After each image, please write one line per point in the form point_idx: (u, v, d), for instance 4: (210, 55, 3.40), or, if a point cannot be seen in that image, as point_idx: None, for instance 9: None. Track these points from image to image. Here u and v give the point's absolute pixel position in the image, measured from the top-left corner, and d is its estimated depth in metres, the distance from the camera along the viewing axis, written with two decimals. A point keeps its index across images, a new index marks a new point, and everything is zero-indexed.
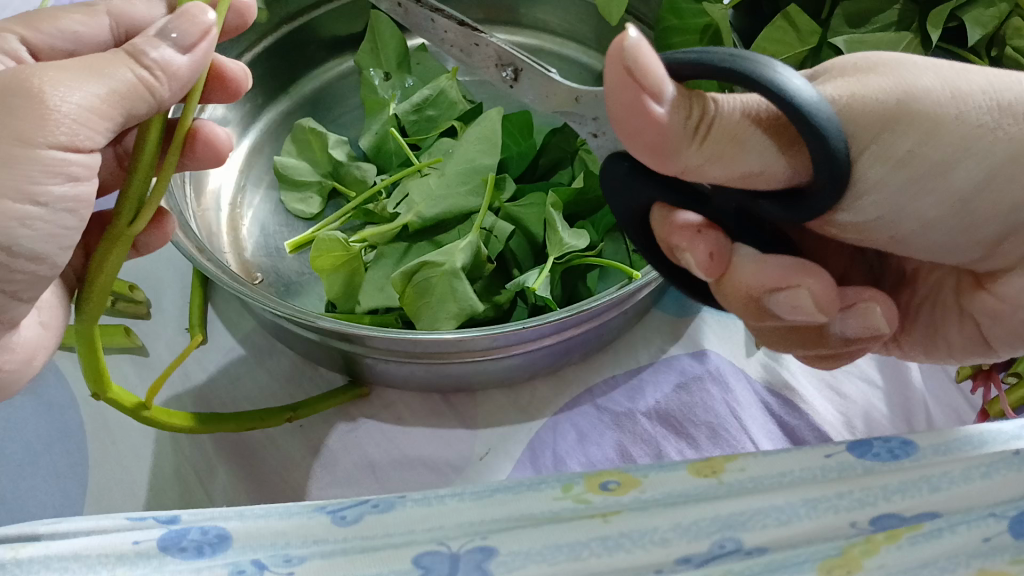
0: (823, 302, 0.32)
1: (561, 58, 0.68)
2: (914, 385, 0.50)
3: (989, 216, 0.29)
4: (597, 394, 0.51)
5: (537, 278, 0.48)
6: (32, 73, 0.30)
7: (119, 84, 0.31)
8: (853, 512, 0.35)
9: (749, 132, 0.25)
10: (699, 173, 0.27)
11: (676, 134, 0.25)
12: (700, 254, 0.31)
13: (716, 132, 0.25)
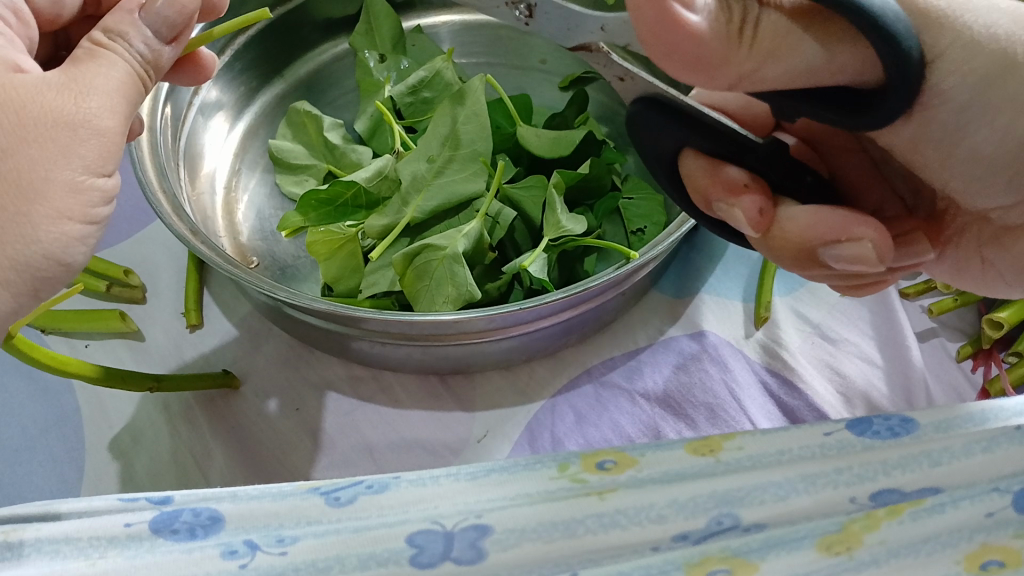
0: (819, 228, 0.34)
1: None
2: (914, 363, 0.49)
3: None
4: (596, 375, 0.51)
5: (531, 257, 0.48)
6: (77, 82, 0.32)
7: (125, 74, 0.33)
8: (853, 487, 0.35)
9: (792, 34, 0.27)
10: (755, 79, 0.29)
11: (718, 42, 0.27)
12: (697, 166, 0.35)
13: (761, 33, 0.27)
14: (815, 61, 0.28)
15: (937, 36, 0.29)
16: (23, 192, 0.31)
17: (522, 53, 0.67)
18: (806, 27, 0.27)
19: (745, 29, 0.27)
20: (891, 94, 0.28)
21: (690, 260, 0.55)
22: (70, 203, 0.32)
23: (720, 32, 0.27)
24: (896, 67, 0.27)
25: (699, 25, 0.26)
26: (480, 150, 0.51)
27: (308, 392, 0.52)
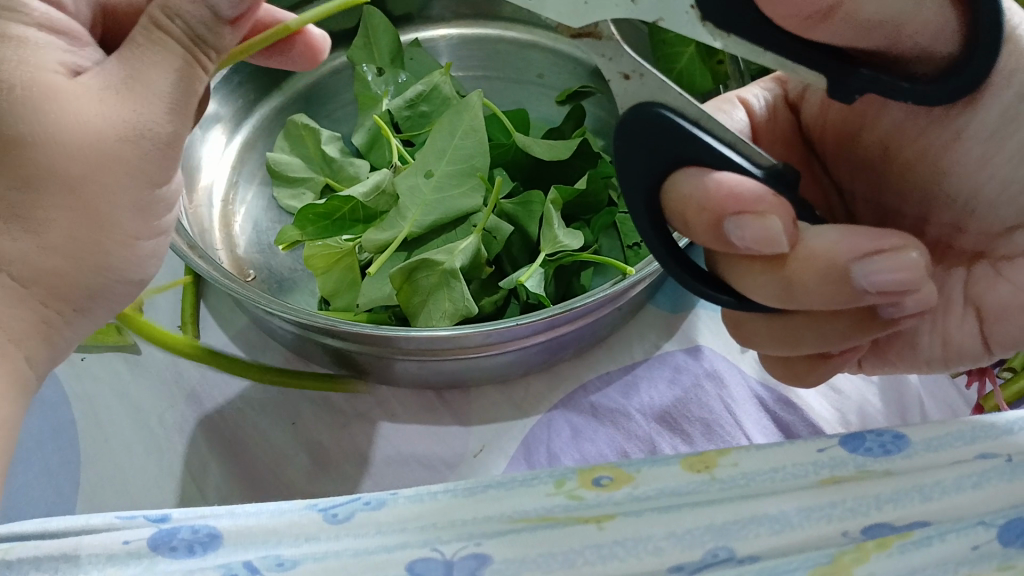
0: (852, 245, 0.30)
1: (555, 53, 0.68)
2: (909, 380, 0.50)
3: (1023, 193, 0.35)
4: (592, 390, 0.51)
5: (527, 271, 0.48)
6: (134, 87, 0.32)
7: (177, 65, 0.32)
8: (846, 520, 0.35)
9: None
10: (848, 15, 0.28)
11: None
12: (702, 183, 0.31)
13: None
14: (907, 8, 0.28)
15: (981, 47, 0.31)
16: (95, 220, 0.33)
17: (519, 66, 0.68)
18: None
19: None
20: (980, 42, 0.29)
21: None
22: (137, 223, 0.35)
23: None
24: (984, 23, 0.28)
25: None
26: (478, 165, 0.51)
27: (305, 405, 0.52)
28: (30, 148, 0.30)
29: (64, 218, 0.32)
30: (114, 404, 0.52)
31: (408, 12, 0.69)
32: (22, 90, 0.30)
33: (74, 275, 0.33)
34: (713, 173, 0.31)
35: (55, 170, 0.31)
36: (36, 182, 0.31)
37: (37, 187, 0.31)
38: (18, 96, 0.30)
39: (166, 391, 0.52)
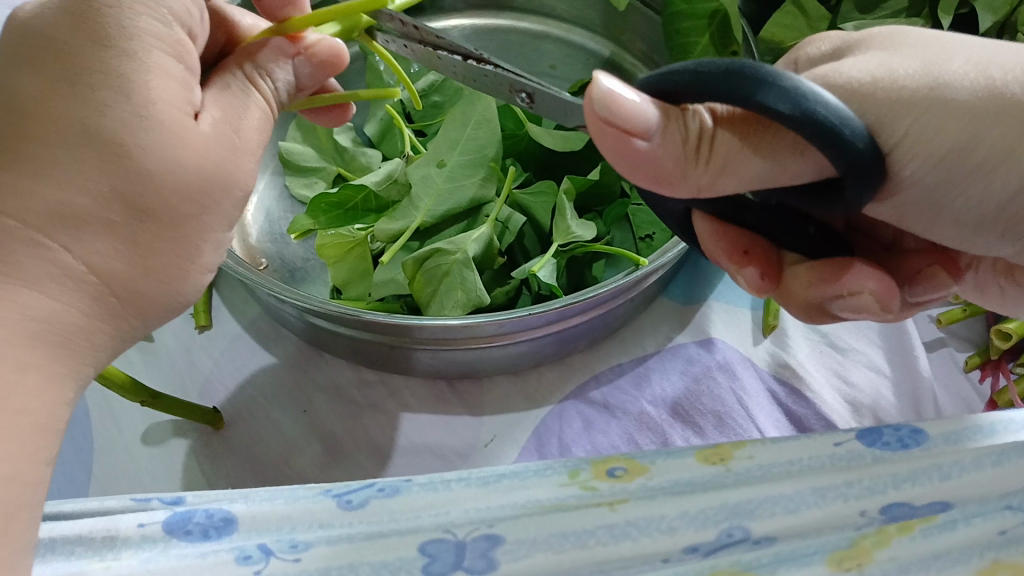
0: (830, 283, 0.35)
1: (568, 44, 0.69)
2: (921, 373, 0.49)
3: None
4: (603, 381, 0.51)
5: (539, 262, 0.48)
6: (233, 129, 0.31)
7: (261, 108, 0.33)
8: (863, 500, 0.35)
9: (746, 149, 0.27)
10: (714, 189, 0.29)
11: (673, 158, 0.28)
12: (707, 234, 0.36)
13: (715, 147, 0.27)
14: (766, 171, 0.28)
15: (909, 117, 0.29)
16: (179, 249, 0.31)
17: (532, 57, 0.68)
18: (755, 144, 0.27)
19: (700, 148, 0.27)
20: (853, 184, 0.27)
21: (699, 266, 0.55)
22: (210, 257, 0.33)
23: (676, 148, 0.27)
24: (855, 168, 0.26)
25: (658, 151, 0.27)
26: (489, 154, 0.51)
27: (316, 395, 0.52)
28: (141, 172, 0.28)
29: (156, 248, 0.30)
30: None
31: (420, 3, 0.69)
32: (139, 106, 0.28)
33: (156, 295, 0.31)
34: (715, 224, 0.36)
35: (164, 203, 0.29)
36: (147, 212, 0.29)
37: (146, 220, 0.29)
38: (134, 112, 0.28)
39: (180, 381, 0.53)
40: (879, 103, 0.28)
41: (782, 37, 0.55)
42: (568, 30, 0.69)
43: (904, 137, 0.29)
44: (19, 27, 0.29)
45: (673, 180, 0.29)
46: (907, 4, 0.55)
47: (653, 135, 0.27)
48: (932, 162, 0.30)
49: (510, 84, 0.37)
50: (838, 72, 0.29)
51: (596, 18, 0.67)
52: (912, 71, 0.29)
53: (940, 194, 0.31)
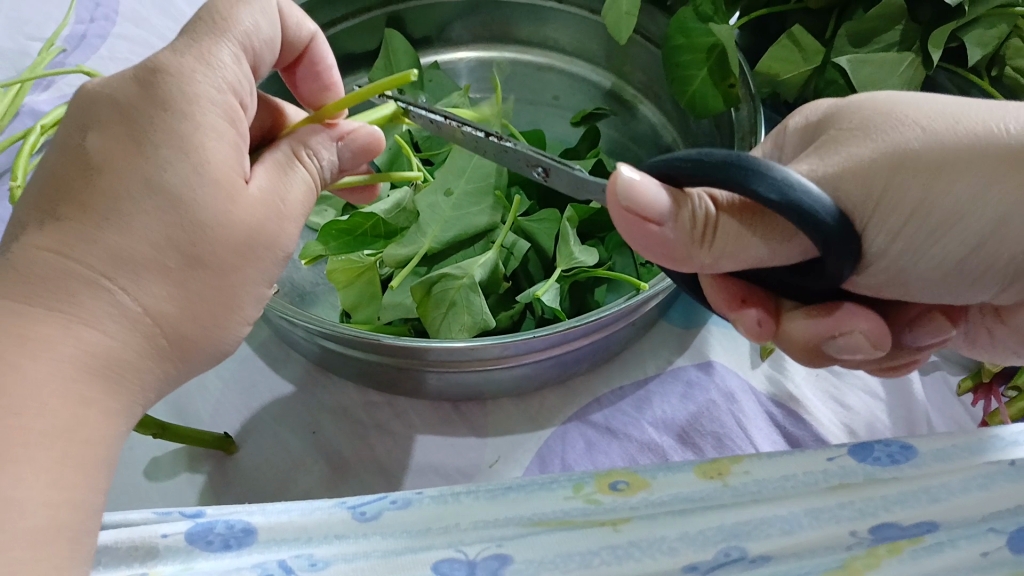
0: (827, 323, 0.36)
1: (570, 76, 0.71)
2: (916, 399, 0.50)
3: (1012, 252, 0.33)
4: (605, 404, 0.52)
5: (542, 286, 0.50)
6: (280, 197, 0.34)
7: (305, 183, 0.36)
8: (854, 521, 0.36)
9: (747, 234, 0.30)
10: (716, 268, 0.32)
11: (681, 240, 0.31)
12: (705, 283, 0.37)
13: (718, 232, 0.30)
14: (762, 255, 0.31)
15: (868, 190, 0.32)
16: (225, 301, 0.33)
17: (536, 88, 0.71)
18: (754, 229, 0.30)
19: (704, 233, 0.30)
20: (833, 255, 0.30)
21: None
22: (251, 307, 0.35)
23: (682, 233, 0.30)
24: (832, 246, 0.29)
25: (667, 233, 0.30)
26: (494, 183, 0.53)
27: (325, 416, 0.53)
28: (197, 224, 0.31)
29: (204, 297, 0.32)
30: None
31: (427, 36, 0.71)
32: (197, 163, 0.31)
33: (200, 339, 0.33)
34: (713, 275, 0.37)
35: (216, 256, 0.32)
36: (201, 261, 0.31)
37: (201, 269, 0.31)
38: (192, 170, 0.30)
39: (190, 402, 0.54)
40: (839, 186, 0.31)
41: (777, 68, 0.57)
42: (570, 62, 0.71)
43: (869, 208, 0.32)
44: (89, 94, 0.32)
45: (684, 259, 0.32)
46: (899, 38, 0.55)
47: (663, 219, 0.30)
48: (898, 231, 0.33)
49: (527, 160, 0.40)
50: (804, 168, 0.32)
51: (598, 50, 0.69)
52: (867, 152, 0.32)
53: (918, 255, 0.34)
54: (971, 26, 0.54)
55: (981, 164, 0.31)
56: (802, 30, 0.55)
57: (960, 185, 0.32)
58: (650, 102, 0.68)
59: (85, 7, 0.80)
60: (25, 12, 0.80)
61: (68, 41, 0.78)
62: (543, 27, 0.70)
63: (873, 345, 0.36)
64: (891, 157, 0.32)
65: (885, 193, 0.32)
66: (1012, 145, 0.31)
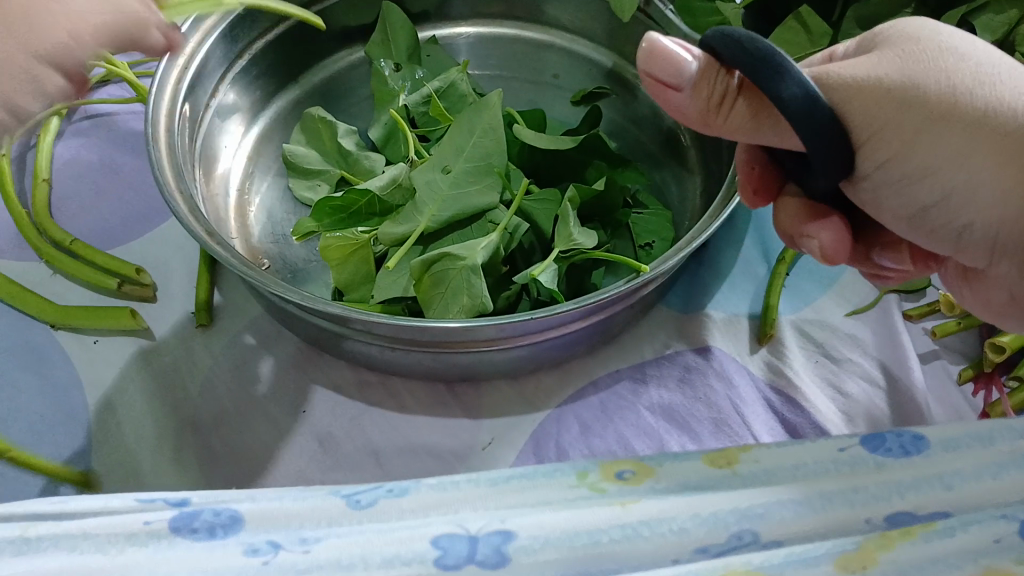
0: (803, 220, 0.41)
1: (570, 55, 0.70)
2: (915, 385, 0.50)
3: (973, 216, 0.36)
4: (601, 387, 0.51)
5: (541, 266, 0.49)
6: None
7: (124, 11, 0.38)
8: (868, 508, 0.35)
9: (761, 114, 0.34)
10: (731, 137, 0.36)
11: (699, 106, 0.35)
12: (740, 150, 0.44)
13: (733, 106, 0.34)
14: (771, 138, 0.35)
15: (869, 118, 0.33)
16: None
17: (535, 68, 0.70)
18: (765, 116, 0.34)
19: (722, 104, 0.34)
20: (820, 155, 0.33)
21: (698, 276, 0.55)
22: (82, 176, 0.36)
23: (702, 101, 0.35)
24: (822, 144, 0.32)
25: (685, 99, 0.35)
26: (494, 164, 0.53)
27: (316, 395, 0.52)
28: None
29: None
30: (128, 387, 0.53)
31: (425, 10, 0.70)
32: None
33: None
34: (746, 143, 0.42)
35: None
36: None
37: None
38: None
39: (179, 377, 0.53)
40: (850, 101, 0.33)
41: (783, 51, 0.55)
42: (572, 39, 0.69)
43: (864, 129, 0.34)
44: None
45: (713, 121, 0.35)
46: (908, 23, 0.54)
47: (684, 86, 0.34)
48: (884, 162, 0.35)
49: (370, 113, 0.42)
50: (832, 70, 0.34)
51: (600, 29, 0.68)
52: (889, 80, 0.33)
53: (892, 191, 0.36)
54: (978, 11, 0.53)
55: (982, 128, 0.33)
56: (809, 10, 0.54)
57: (955, 142, 0.34)
58: None
59: None
60: None
61: None
62: (545, 5, 0.69)
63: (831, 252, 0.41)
64: (911, 88, 0.33)
65: (883, 121, 0.33)
66: (1017, 119, 0.33)
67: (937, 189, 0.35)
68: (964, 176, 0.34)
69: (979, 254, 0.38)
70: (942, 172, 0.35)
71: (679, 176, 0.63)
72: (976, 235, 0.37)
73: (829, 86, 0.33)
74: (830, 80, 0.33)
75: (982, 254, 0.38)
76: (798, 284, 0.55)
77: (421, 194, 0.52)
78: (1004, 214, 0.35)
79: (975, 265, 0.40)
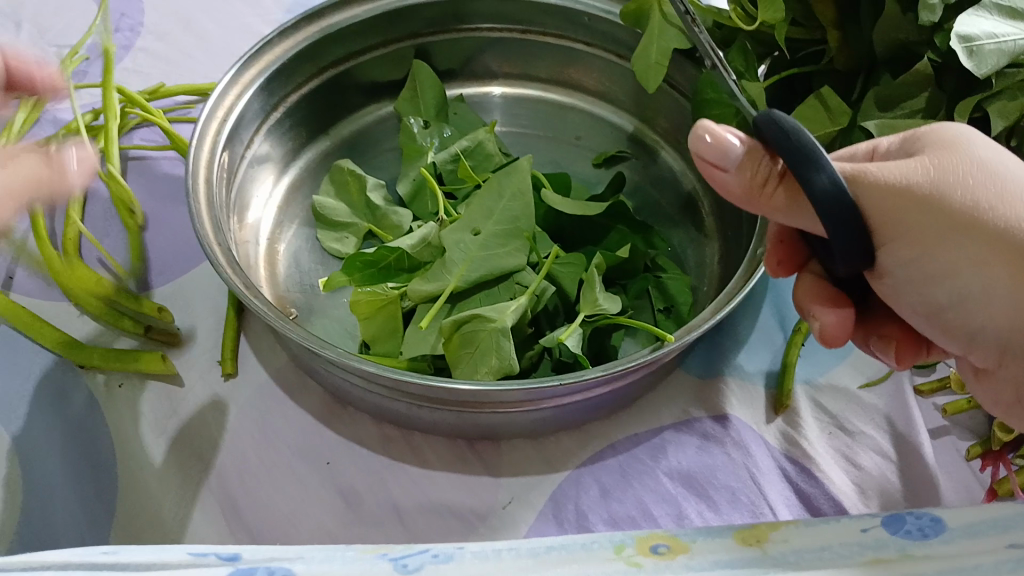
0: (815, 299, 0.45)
1: (592, 117, 0.72)
2: (926, 462, 0.51)
3: (984, 312, 0.39)
4: (620, 451, 0.53)
5: (568, 331, 0.50)
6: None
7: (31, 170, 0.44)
8: None
9: (798, 200, 0.37)
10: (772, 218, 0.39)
11: (742, 186, 0.38)
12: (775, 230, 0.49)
13: (774, 188, 0.37)
14: (807, 224, 0.38)
15: (899, 213, 0.37)
16: None
17: (559, 128, 0.71)
18: (799, 201, 0.37)
19: (764, 186, 0.37)
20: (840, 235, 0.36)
21: (716, 344, 0.57)
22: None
23: (747, 181, 0.38)
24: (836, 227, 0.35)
25: (731, 177, 0.38)
26: (522, 227, 0.54)
27: (339, 448, 0.53)
28: None
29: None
30: (152, 432, 0.54)
31: (454, 68, 0.72)
32: None
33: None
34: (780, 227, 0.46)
35: None
36: None
37: None
38: None
39: (203, 424, 0.54)
40: (883, 201, 0.37)
41: (804, 127, 0.58)
42: (594, 103, 0.72)
43: (895, 220, 0.37)
44: None
45: (751, 197, 0.38)
46: (925, 106, 0.56)
47: (731, 167, 0.38)
48: (899, 252, 0.39)
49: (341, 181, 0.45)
50: (869, 168, 0.37)
51: (624, 94, 0.70)
52: (923, 181, 0.37)
53: (912, 277, 0.40)
54: (994, 97, 0.54)
55: (997, 243, 0.37)
56: (830, 91, 0.57)
57: (978, 249, 0.37)
58: (671, 148, 0.69)
59: (109, 19, 0.80)
60: (50, 21, 0.81)
61: (92, 51, 0.80)
62: (571, 68, 0.71)
63: (832, 334, 0.44)
64: (937, 197, 0.37)
65: (913, 216, 0.37)
66: None
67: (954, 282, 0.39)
68: (980, 274, 0.38)
69: (983, 349, 0.41)
70: (961, 268, 0.38)
71: (697, 241, 0.64)
72: (986, 337, 0.40)
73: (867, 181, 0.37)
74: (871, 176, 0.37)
75: (988, 349, 0.41)
76: (812, 354, 0.57)
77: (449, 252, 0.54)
78: (1005, 318, 0.39)
79: (978, 361, 0.43)
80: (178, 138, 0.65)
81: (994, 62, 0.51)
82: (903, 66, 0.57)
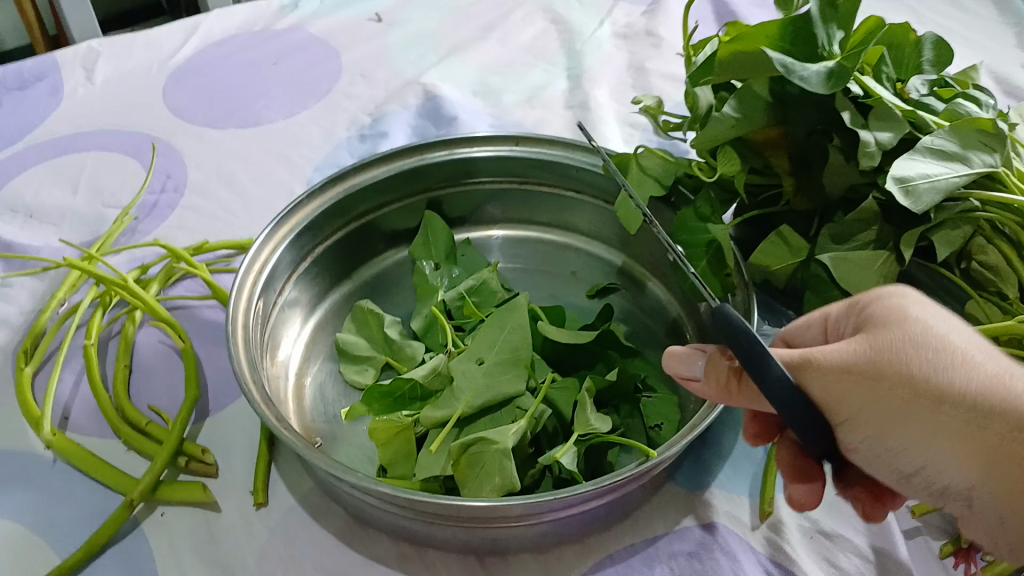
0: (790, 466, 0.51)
1: (586, 253, 0.80)
2: (902, 563, 0.55)
3: (944, 474, 0.43)
4: (618, 561, 0.57)
5: (563, 450, 0.56)
6: None
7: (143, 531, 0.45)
8: None
9: (749, 389, 0.46)
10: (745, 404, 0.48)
11: (712, 389, 0.48)
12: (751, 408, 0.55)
13: (734, 386, 0.47)
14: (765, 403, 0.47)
15: (837, 390, 0.43)
16: None
17: (557, 265, 0.80)
18: (749, 389, 0.46)
19: (727, 384, 0.47)
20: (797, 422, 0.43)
21: (703, 458, 0.62)
22: None
23: (713, 386, 0.48)
24: (790, 412, 0.42)
25: (700, 383, 0.49)
26: (522, 356, 0.61)
27: (360, 567, 0.58)
28: None
29: None
30: (189, 556, 0.59)
31: (462, 215, 0.81)
32: None
33: None
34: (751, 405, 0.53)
35: None
36: None
37: None
38: None
39: (237, 547, 0.59)
40: (826, 382, 0.43)
41: (768, 260, 0.65)
42: (588, 241, 0.81)
43: (837, 397, 0.43)
44: None
45: (720, 393, 0.47)
46: (874, 238, 0.63)
47: (698, 378, 0.48)
48: (856, 426, 0.44)
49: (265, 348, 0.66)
50: (817, 356, 0.43)
51: (613, 233, 0.79)
52: (858, 357, 0.43)
53: (876, 449, 0.44)
54: (937, 227, 0.61)
55: (942, 417, 0.41)
56: (789, 230, 0.64)
57: (921, 414, 0.42)
58: (658, 280, 0.77)
59: (156, 179, 0.92)
60: (103, 182, 0.92)
61: (141, 209, 0.89)
62: (566, 213, 0.80)
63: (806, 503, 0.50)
64: (880, 371, 0.42)
65: (853, 393, 0.43)
66: (970, 401, 0.41)
67: (912, 449, 0.43)
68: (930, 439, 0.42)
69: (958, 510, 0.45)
70: (911, 434, 0.43)
71: None
72: (958, 498, 0.44)
73: (806, 364, 0.43)
74: (809, 359, 0.43)
75: (963, 509, 0.44)
76: None
77: (457, 382, 0.61)
78: (972, 480, 0.42)
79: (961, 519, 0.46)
80: (220, 289, 0.73)
81: (931, 199, 0.58)
82: (853, 205, 0.65)
